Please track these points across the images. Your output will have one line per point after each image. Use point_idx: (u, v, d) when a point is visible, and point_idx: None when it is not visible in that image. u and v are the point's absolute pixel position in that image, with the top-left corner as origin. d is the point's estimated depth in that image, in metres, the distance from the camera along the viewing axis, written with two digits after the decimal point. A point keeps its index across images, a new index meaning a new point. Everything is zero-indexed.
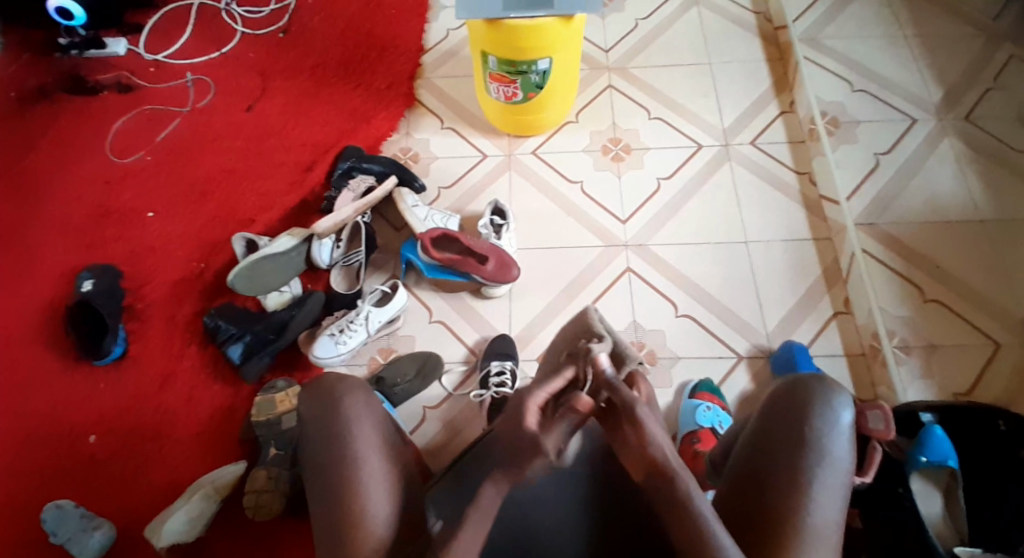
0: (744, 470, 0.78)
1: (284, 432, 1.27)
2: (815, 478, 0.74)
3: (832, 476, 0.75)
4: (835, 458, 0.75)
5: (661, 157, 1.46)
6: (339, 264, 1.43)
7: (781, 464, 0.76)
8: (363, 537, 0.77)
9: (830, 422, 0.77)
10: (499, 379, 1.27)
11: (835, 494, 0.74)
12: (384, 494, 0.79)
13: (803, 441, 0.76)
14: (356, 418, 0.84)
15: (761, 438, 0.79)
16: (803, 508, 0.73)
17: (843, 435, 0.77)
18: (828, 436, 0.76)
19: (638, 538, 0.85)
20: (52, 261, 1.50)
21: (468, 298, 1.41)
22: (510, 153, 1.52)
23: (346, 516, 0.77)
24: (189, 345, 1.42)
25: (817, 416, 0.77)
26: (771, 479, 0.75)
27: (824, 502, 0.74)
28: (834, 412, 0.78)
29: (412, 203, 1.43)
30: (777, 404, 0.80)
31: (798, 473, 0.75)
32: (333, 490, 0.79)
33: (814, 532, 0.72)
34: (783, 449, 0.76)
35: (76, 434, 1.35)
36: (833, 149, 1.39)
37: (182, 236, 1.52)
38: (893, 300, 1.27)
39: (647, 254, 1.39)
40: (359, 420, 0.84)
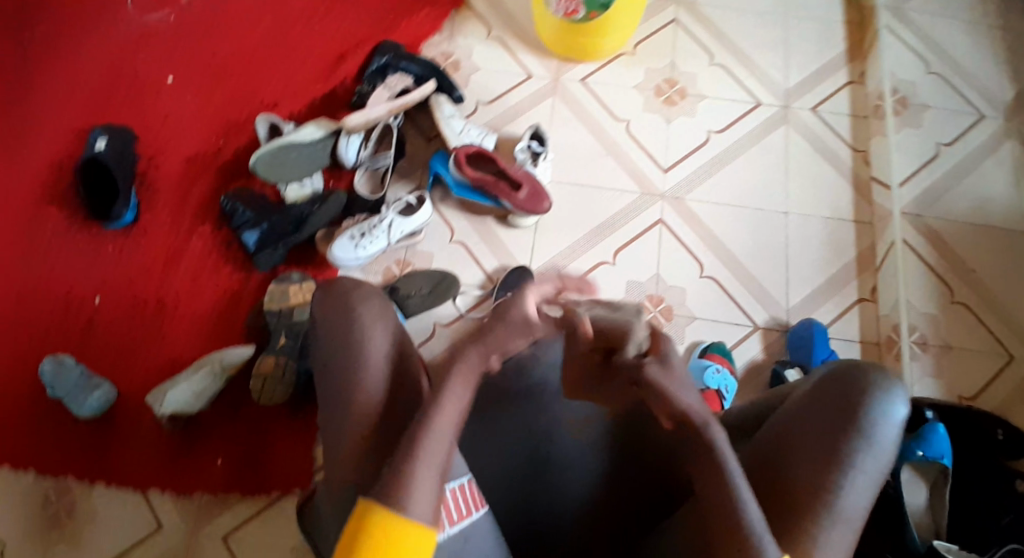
0: (775, 440, 0.73)
1: (294, 323, 1.26)
2: (854, 463, 0.68)
3: (873, 464, 0.69)
4: (880, 447, 0.69)
5: (715, 108, 1.39)
6: (364, 165, 1.37)
7: (823, 452, 0.69)
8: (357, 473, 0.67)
9: (881, 412, 0.70)
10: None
11: (870, 483, 0.69)
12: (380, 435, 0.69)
13: (852, 420, 0.70)
14: (371, 327, 0.70)
15: (803, 414, 0.72)
16: (834, 491, 0.68)
17: (892, 425, 0.70)
18: (877, 423, 0.70)
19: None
20: (66, 113, 1.43)
21: (492, 223, 1.37)
22: (557, 77, 1.44)
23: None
24: (201, 224, 1.39)
25: (871, 400, 0.70)
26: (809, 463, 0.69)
27: (858, 491, 0.68)
28: (887, 401, 0.71)
29: (448, 113, 1.36)
30: (829, 383, 0.73)
31: (836, 455, 0.69)
32: None
33: (844, 517, 0.67)
34: (831, 429, 0.70)
35: (81, 296, 1.34)
36: (895, 132, 1.33)
37: (202, 107, 1.44)
38: (922, 297, 1.25)
39: (681, 208, 1.34)
40: (373, 329, 0.70)
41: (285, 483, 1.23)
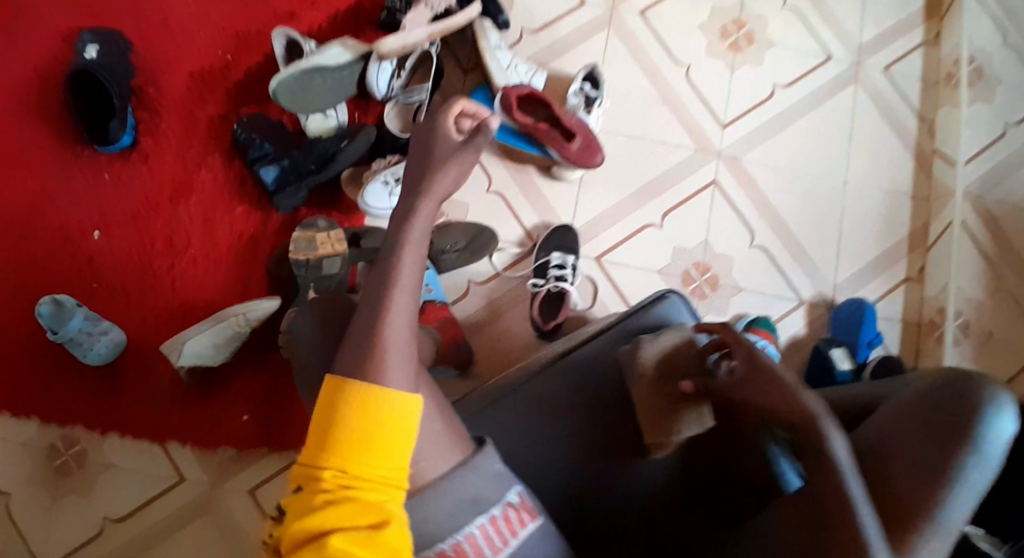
0: (869, 443, 0.67)
1: (324, 278, 1.16)
2: (961, 472, 0.62)
3: (981, 477, 0.62)
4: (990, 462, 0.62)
5: (782, 59, 1.28)
6: (396, 98, 1.22)
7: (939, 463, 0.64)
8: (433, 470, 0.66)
9: (992, 421, 0.62)
10: (558, 273, 1.18)
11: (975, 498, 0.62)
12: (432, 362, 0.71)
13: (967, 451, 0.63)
14: (427, 199, 0.69)
15: (902, 417, 0.66)
16: (940, 502, 0.61)
17: (1005, 436, 0.62)
18: (990, 430, 0.62)
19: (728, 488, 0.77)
20: (53, 13, 1.24)
21: (533, 172, 1.26)
22: (613, 6, 1.29)
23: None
24: (211, 154, 1.24)
25: (985, 407, 0.62)
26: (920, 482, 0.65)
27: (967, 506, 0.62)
28: (1001, 408, 0.63)
29: (493, 43, 1.20)
30: (939, 384, 0.65)
31: (940, 463, 0.62)
32: None
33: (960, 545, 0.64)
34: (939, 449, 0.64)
35: (77, 228, 1.20)
36: (968, 104, 1.24)
37: (209, 13, 1.26)
38: (971, 282, 1.21)
39: (737, 170, 1.26)
40: (431, 203, 0.69)
41: (310, 442, 1.19)
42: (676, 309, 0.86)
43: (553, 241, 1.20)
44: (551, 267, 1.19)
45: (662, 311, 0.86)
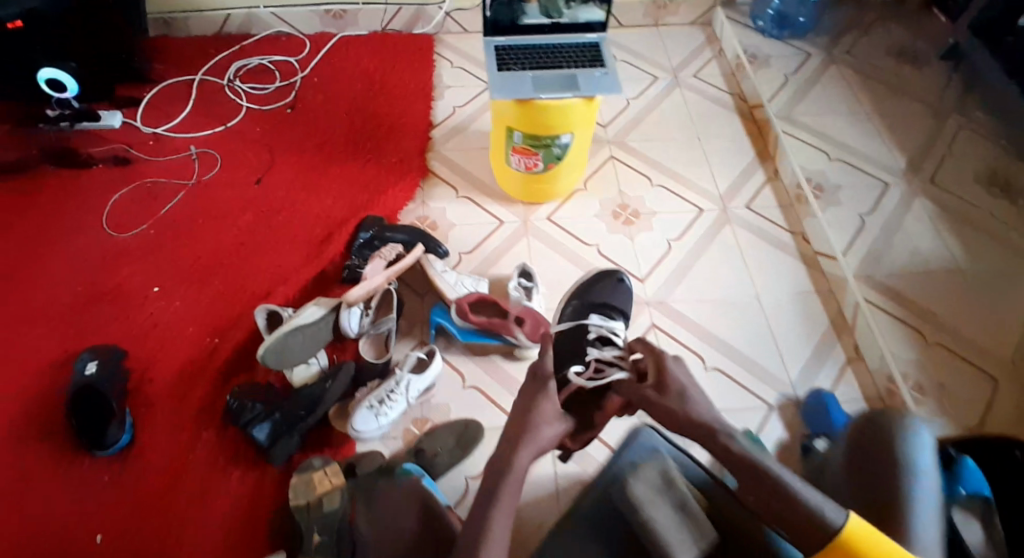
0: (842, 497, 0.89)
1: (326, 515, 1.18)
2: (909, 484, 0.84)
3: (924, 494, 0.83)
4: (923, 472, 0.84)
5: (668, 222, 1.57)
6: (368, 332, 1.39)
7: (875, 478, 0.86)
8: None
9: (910, 441, 0.86)
10: (597, 332, 1.28)
11: (930, 513, 0.82)
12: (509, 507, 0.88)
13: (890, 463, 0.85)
14: (524, 447, 0.94)
15: (855, 472, 0.88)
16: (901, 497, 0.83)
17: (926, 455, 0.86)
18: (915, 452, 0.86)
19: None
20: (45, 345, 1.37)
21: (499, 358, 1.43)
22: (526, 219, 1.57)
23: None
24: (204, 430, 1.32)
25: (900, 440, 0.87)
26: (870, 484, 0.86)
27: (922, 526, 0.81)
28: (912, 436, 0.87)
29: (440, 269, 1.43)
30: (864, 437, 0.90)
31: (891, 481, 0.84)
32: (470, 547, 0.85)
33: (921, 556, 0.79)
34: (875, 459, 0.87)
35: (79, 535, 1.22)
36: (823, 212, 1.52)
37: (192, 314, 1.42)
38: (902, 346, 1.36)
39: (668, 311, 1.46)
40: (529, 450, 0.95)
41: None
42: (649, 436, 1.05)
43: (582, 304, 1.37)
44: (590, 331, 1.29)
45: (639, 445, 1.03)
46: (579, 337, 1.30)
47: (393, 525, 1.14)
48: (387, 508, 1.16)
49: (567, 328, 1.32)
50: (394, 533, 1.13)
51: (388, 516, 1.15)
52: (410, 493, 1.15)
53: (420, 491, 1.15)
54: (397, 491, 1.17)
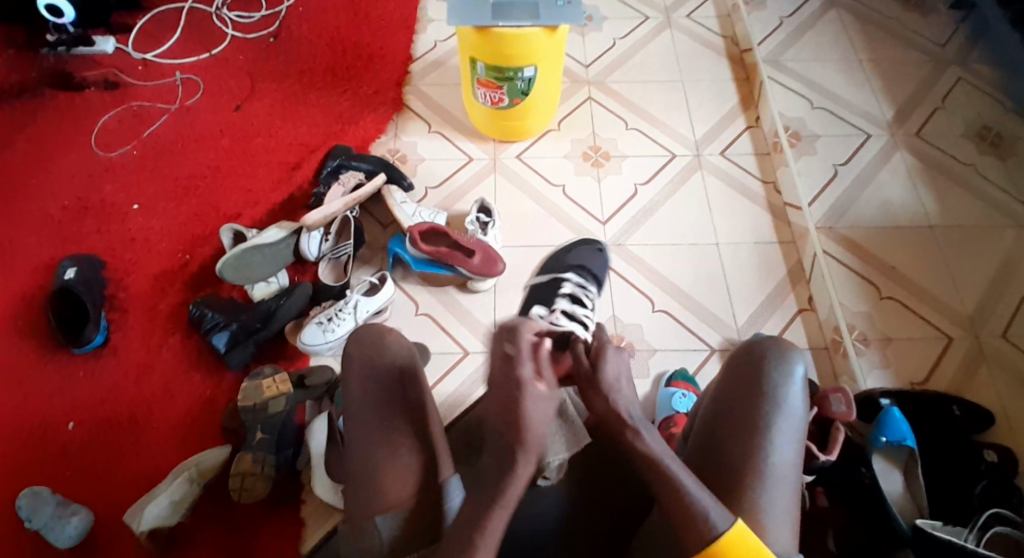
0: (706, 434, 0.92)
1: (270, 417, 1.30)
2: (773, 426, 0.89)
3: (788, 424, 0.89)
4: (791, 406, 0.90)
5: (637, 164, 1.56)
6: (327, 257, 1.46)
7: (745, 405, 0.90)
8: (394, 496, 0.85)
9: (785, 377, 0.92)
10: (570, 290, 1.33)
11: (792, 439, 0.89)
12: (406, 409, 0.89)
13: (758, 391, 0.91)
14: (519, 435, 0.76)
15: (720, 412, 0.92)
16: (765, 447, 0.88)
17: (796, 387, 0.92)
18: (784, 386, 0.91)
19: (620, 505, 0.97)
20: (32, 252, 1.48)
21: (453, 290, 1.46)
22: (494, 157, 1.59)
23: (375, 478, 0.86)
24: (172, 335, 1.42)
25: (774, 373, 0.92)
26: (739, 409, 0.91)
27: (783, 446, 0.88)
28: (789, 369, 0.93)
29: (400, 200, 1.47)
30: (736, 374, 0.94)
31: (758, 423, 0.89)
32: (354, 451, 0.88)
33: (776, 472, 0.86)
34: (747, 389, 0.91)
35: (53, 423, 1.34)
36: (795, 161, 1.52)
37: (167, 229, 1.52)
38: (854, 298, 1.39)
39: (624, 253, 1.46)
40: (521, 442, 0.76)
41: None
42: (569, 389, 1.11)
43: (553, 258, 1.40)
44: (563, 285, 1.33)
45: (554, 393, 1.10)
46: (550, 292, 1.34)
47: (380, 362, 0.93)
48: (366, 350, 0.94)
49: (543, 280, 1.37)
50: (379, 370, 0.92)
51: (370, 354, 0.94)
52: (395, 337, 0.96)
53: (404, 337, 0.97)
54: (376, 327, 0.98)
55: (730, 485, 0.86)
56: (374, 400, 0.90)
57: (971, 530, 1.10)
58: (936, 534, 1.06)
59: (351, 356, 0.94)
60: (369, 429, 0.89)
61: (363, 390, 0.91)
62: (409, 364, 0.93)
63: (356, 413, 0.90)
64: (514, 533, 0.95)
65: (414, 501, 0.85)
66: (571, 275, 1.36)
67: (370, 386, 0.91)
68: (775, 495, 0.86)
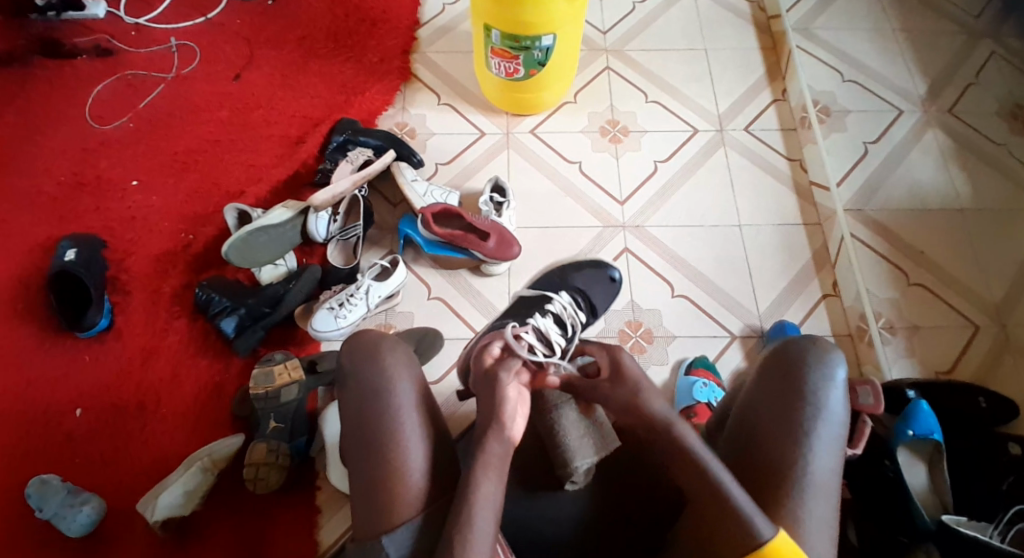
0: (742, 440, 0.88)
1: (282, 405, 1.26)
2: (812, 432, 0.84)
3: (827, 430, 0.85)
4: (831, 412, 0.85)
5: (658, 140, 1.50)
6: (336, 238, 1.40)
7: (782, 410, 0.86)
8: (409, 510, 0.81)
9: (825, 379, 0.87)
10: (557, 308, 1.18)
11: (831, 446, 0.84)
12: (408, 414, 0.86)
13: (797, 395, 0.86)
14: (492, 437, 0.82)
15: (756, 416, 0.88)
16: (803, 457, 0.83)
17: (837, 390, 0.87)
18: (823, 389, 0.86)
19: (642, 514, 0.94)
20: (29, 231, 1.43)
21: (465, 274, 1.41)
22: (507, 131, 1.52)
23: (393, 492, 0.82)
24: (177, 318, 1.37)
25: (813, 373, 0.87)
26: (775, 415, 0.86)
27: (823, 452, 0.84)
28: (828, 370, 0.88)
29: (410, 177, 1.41)
30: (772, 375, 0.89)
31: (796, 429, 0.85)
32: (373, 460, 0.83)
33: (815, 481, 0.82)
34: (785, 394, 0.87)
35: (58, 409, 1.30)
36: (823, 138, 1.48)
37: (168, 206, 1.46)
38: (879, 284, 1.36)
39: (643, 235, 1.41)
40: (492, 462, 0.81)
41: None
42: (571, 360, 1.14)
43: (556, 274, 1.26)
44: (550, 303, 1.17)
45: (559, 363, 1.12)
46: (533, 307, 1.19)
47: (370, 371, 0.87)
48: (359, 359, 0.89)
49: (531, 293, 1.21)
50: (374, 379, 0.87)
51: (360, 362, 0.88)
52: (388, 343, 0.90)
53: (400, 343, 0.92)
54: (373, 333, 0.92)
55: (762, 498, 0.82)
56: (368, 411, 0.85)
57: (996, 526, 1.07)
58: (960, 532, 1.03)
59: (342, 365, 0.90)
60: (370, 441, 0.84)
61: (355, 400, 0.87)
62: (396, 370, 0.88)
63: (353, 426, 0.86)
64: (542, 539, 0.94)
65: (423, 515, 0.81)
66: (562, 294, 1.21)
67: (364, 395, 0.86)
68: (815, 507, 0.81)
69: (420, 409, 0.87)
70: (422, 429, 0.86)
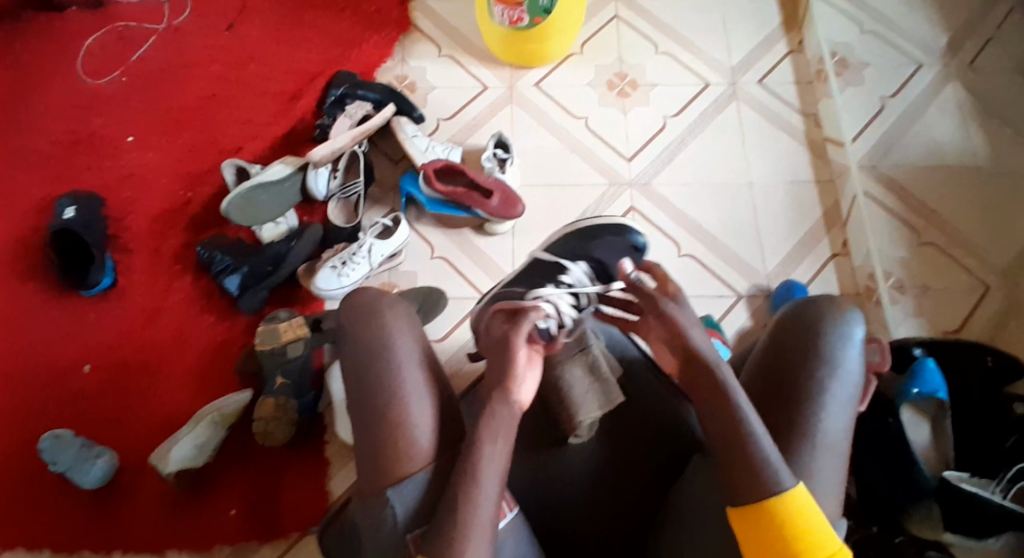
0: (756, 395, 0.87)
1: (289, 362, 1.26)
2: (826, 391, 0.83)
3: (841, 388, 0.84)
4: (847, 371, 0.84)
5: (667, 95, 1.45)
6: (336, 196, 1.38)
7: (796, 368, 0.85)
8: (416, 465, 0.81)
9: (842, 337, 0.86)
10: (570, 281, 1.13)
11: (845, 405, 0.84)
12: (411, 374, 0.84)
13: (813, 353, 0.85)
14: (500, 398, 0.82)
15: (771, 371, 0.87)
16: (815, 416, 0.82)
17: (854, 349, 0.86)
18: (840, 349, 0.85)
19: (642, 475, 0.96)
20: (27, 189, 1.41)
21: (469, 234, 1.39)
22: (512, 85, 1.47)
23: (395, 458, 0.81)
24: (180, 278, 1.37)
25: (830, 332, 0.86)
26: (789, 372, 0.85)
27: (835, 412, 0.83)
28: (846, 330, 0.86)
29: (411, 133, 1.37)
30: (789, 332, 0.88)
31: (810, 388, 0.84)
32: (375, 423, 0.82)
33: (825, 440, 0.82)
34: (800, 351, 0.86)
35: (63, 368, 1.30)
36: (839, 92, 1.43)
37: (166, 163, 1.43)
38: (891, 243, 1.33)
39: (650, 194, 1.37)
40: (497, 424, 0.80)
41: (307, 514, 1.24)
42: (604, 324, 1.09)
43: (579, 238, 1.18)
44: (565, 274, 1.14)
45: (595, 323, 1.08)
46: (548, 277, 1.15)
47: (370, 331, 0.86)
48: (358, 317, 0.88)
49: (547, 259, 1.16)
50: (373, 335, 0.86)
51: (359, 320, 0.87)
52: (387, 301, 0.89)
53: (399, 300, 0.90)
54: (371, 291, 0.91)
55: None
56: (370, 369, 0.84)
57: (998, 483, 1.09)
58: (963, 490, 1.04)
59: (342, 321, 0.89)
60: (370, 397, 0.83)
61: (355, 359, 0.85)
62: (393, 332, 0.86)
63: (353, 382, 0.85)
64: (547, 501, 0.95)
65: (426, 476, 0.81)
66: (578, 265, 1.15)
67: (363, 351, 0.85)
68: (822, 466, 0.82)
69: (424, 370, 0.86)
70: (426, 385, 0.85)
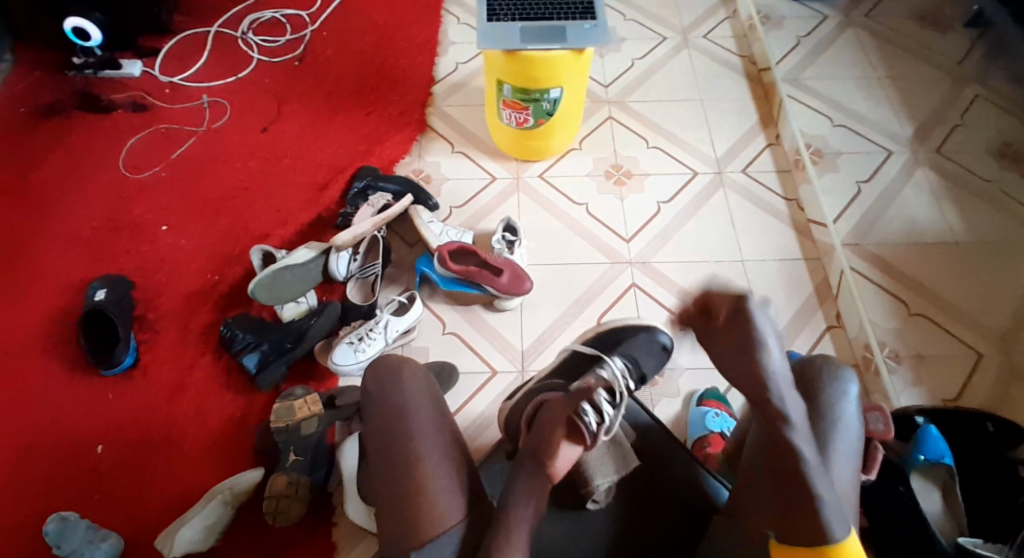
0: None
1: (303, 438, 1.28)
2: (831, 441, 0.87)
3: (845, 441, 0.88)
4: (847, 425, 0.89)
5: (660, 183, 1.58)
6: (355, 276, 1.46)
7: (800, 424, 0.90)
8: (440, 525, 0.83)
9: (839, 393, 0.91)
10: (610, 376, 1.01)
11: (850, 457, 0.87)
12: (431, 433, 0.89)
13: (814, 408, 0.90)
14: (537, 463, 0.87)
15: None
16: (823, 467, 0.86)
17: (852, 405, 0.91)
18: (838, 403, 0.90)
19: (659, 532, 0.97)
20: (62, 272, 1.49)
21: (479, 309, 1.46)
22: (518, 176, 1.60)
23: (418, 504, 0.84)
24: (203, 354, 1.42)
25: (827, 388, 0.91)
26: None
27: (842, 464, 0.87)
28: (842, 387, 0.92)
29: (426, 220, 1.47)
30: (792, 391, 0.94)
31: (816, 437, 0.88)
32: (402, 475, 0.86)
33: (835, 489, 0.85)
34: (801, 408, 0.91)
35: (82, 445, 1.32)
36: (818, 178, 1.56)
37: (196, 248, 1.53)
38: (884, 316, 1.40)
39: (650, 272, 1.46)
40: (524, 486, 0.85)
41: None
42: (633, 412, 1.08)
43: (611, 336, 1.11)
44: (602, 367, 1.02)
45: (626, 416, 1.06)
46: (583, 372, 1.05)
47: (394, 393, 0.92)
48: (383, 383, 0.94)
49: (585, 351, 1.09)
50: (396, 400, 0.92)
51: (384, 384, 0.94)
52: (409, 368, 0.96)
53: (420, 367, 0.97)
54: (394, 357, 0.98)
55: None
56: (394, 428, 0.89)
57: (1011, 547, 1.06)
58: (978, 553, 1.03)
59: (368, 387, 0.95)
60: (394, 459, 0.87)
61: (379, 422, 0.91)
62: (409, 399, 0.92)
63: (377, 444, 0.90)
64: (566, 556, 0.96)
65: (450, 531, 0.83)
66: (615, 360, 1.04)
67: (386, 415, 0.91)
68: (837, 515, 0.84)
69: (443, 431, 0.91)
70: (446, 446, 0.89)
